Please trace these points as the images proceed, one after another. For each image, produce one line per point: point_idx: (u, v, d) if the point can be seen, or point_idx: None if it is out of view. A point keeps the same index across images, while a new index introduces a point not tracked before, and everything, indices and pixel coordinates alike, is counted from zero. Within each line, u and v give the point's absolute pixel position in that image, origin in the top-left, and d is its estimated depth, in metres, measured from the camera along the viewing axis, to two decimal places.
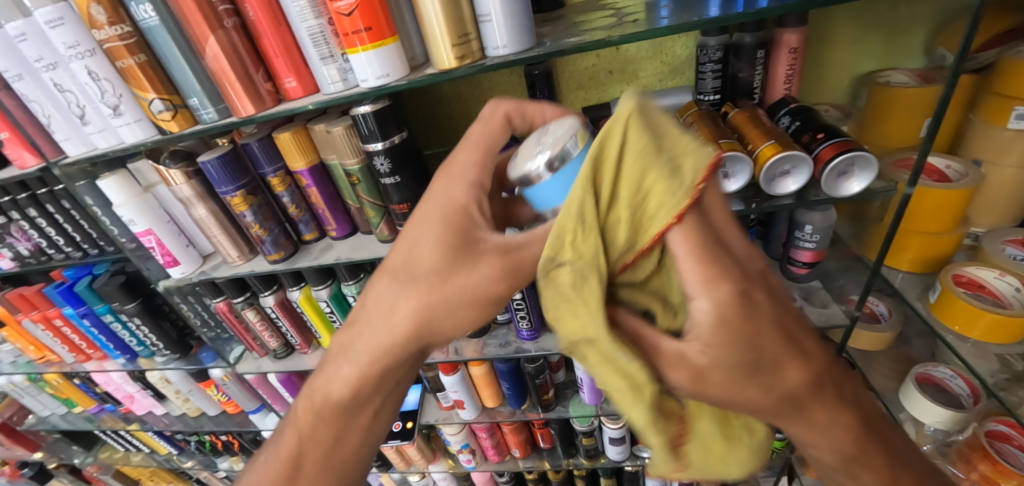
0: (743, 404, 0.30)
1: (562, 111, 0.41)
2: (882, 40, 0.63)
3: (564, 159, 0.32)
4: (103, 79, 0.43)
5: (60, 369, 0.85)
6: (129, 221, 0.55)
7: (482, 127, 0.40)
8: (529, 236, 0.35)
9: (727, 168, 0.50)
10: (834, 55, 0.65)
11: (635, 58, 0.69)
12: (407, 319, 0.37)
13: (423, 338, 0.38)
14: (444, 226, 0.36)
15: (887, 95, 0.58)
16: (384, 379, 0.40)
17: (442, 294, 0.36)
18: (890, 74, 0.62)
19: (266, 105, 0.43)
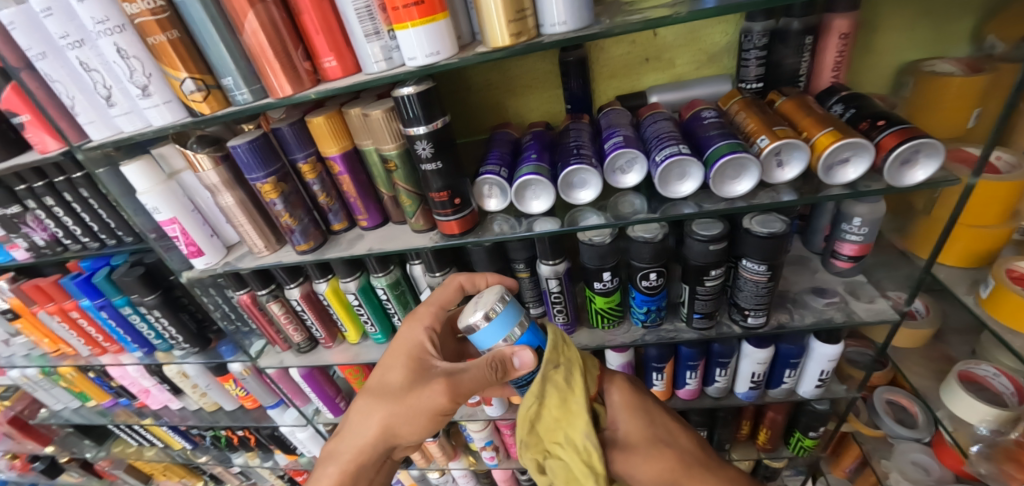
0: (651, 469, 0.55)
1: (503, 279, 0.55)
2: (930, 27, 0.60)
3: (496, 313, 0.42)
4: (133, 57, 0.41)
5: (74, 363, 0.84)
6: (154, 209, 0.52)
7: (443, 291, 0.55)
8: (469, 363, 0.47)
9: (782, 157, 0.48)
10: (876, 43, 0.62)
11: (672, 46, 0.66)
12: (375, 426, 0.52)
13: (386, 438, 0.53)
14: (409, 359, 0.53)
15: (935, 84, 0.55)
16: (358, 476, 0.53)
17: (405, 404, 0.51)
18: (936, 62, 0.59)
19: (305, 85, 0.41)
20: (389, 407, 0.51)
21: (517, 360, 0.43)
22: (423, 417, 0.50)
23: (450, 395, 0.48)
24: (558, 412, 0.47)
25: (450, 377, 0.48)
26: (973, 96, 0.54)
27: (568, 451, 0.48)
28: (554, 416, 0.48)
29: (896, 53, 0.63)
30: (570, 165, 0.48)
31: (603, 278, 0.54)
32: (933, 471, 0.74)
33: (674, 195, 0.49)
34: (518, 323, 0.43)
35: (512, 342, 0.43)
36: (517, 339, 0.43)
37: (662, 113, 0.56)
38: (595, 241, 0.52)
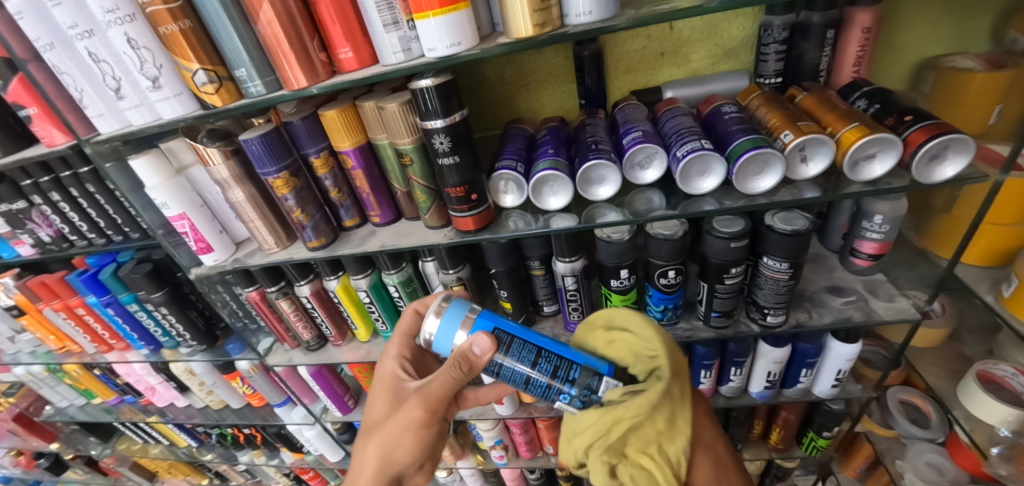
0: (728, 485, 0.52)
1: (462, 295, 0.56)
2: (952, 22, 0.59)
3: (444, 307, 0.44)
4: (144, 48, 0.40)
5: (80, 360, 0.83)
6: (162, 205, 0.51)
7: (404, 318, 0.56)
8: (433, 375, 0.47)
9: (806, 152, 0.47)
10: (894, 38, 0.61)
11: (688, 40, 0.64)
12: (372, 459, 0.52)
13: (385, 471, 0.52)
14: (387, 391, 0.53)
15: (956, 79, 0.54)
16: None
17: (387, 430, 0.51)
18: (956, 58, 0.58)
19: (320, 77, 0.40)
20: (377, 438, 0.51)
21: (476, 349, 0.42)
22: (407, 436, 0.50)
23: (425, 408, 0.49)
24: (662, 425, 0.42)
25: (421, 392, 0.49)
26: (996, 92, 0.52)
27: (657, 465, 0.42)
28: (657, 428, 0.42)
29: (916, 48, 0.62)
30: (589, 160, 0.47)
31: (619, 276, 0.53)
32: (947, 472, 0.73)
33: (694, 192, 0.48)
34: (469, 310, 0.44)
35: (467, 331, 0.43)
36: (471, 329, 0.43)
37: (680, 108, 0.55)
38: (613, 238, 0.51)
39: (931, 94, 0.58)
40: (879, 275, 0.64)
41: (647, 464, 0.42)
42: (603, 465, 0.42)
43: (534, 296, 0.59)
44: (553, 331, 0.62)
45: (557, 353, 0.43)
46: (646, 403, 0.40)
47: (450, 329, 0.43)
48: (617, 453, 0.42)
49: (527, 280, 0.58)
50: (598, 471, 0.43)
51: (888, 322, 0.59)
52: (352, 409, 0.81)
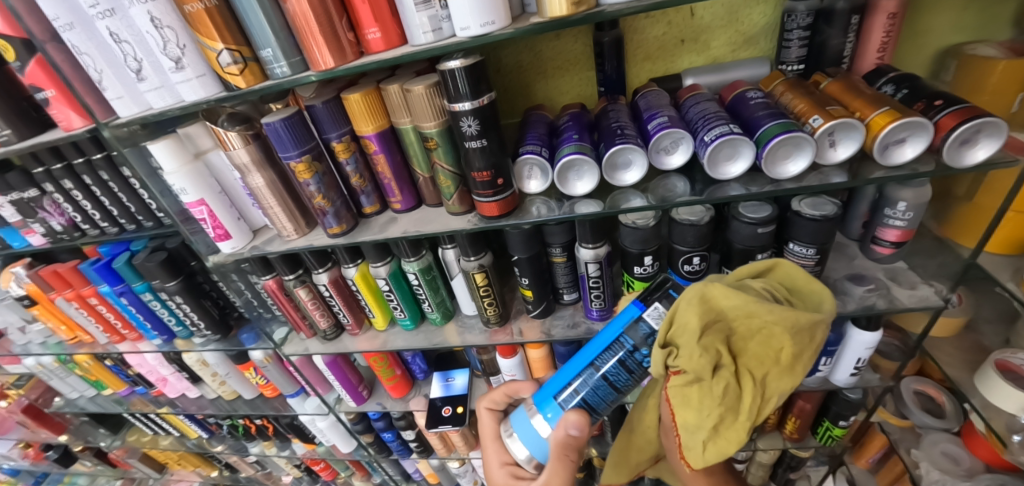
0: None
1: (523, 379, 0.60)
2: (974, 10, 0.59)
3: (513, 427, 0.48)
4: (167, 27, 0.39)
5: (91, 351, 0.83)
6: (181, 191, 0.51)
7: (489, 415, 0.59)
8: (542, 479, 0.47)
9: (835, 137, 0.47)
10: (915, 27, 0.61)
11: (709, 27, 0.64)
12: None
13: None
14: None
15: (980, 66, 0.53)
16: None
17: None
18: (980, 45, 0.57)
19: (347, 58, 0.39)
20: None
21: (574, 430, 0.43)
22: None
23: None
24: (781, 359, 0.39)
25: None
26: (1021, 79, 0.51)
27: (747, 392, 0.40)
28: (776, 357, 0.39)
29: (937, 36, 0.61)
30: (616, 144, 0.46)
31: (644, 263, 0.53)
32: (963, 461, 0.73)
33: (722, 177, 0.48)
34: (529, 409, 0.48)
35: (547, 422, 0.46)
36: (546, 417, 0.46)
37: (704, 94, 0.55)
38: (639, 224, 0.51)
39: (952, 81, 0.58)
40: (901, 263, 0.63)
41: (738, 382, 0.40)
42: (705, 353, 0.39)
43: (554, 284, 0.59)
44: (573, 319, 0.61)
45: (602, 352, 0.45)
46: (785, 327, 0.37)
47: (531, 429, 0.46)
48: (719, 353, 0.39)
49: (548, 268, 0.58)
50: (689, 362, 0.39)
51: (911, 309, 0.59)
52: (366, 399, 0.81)
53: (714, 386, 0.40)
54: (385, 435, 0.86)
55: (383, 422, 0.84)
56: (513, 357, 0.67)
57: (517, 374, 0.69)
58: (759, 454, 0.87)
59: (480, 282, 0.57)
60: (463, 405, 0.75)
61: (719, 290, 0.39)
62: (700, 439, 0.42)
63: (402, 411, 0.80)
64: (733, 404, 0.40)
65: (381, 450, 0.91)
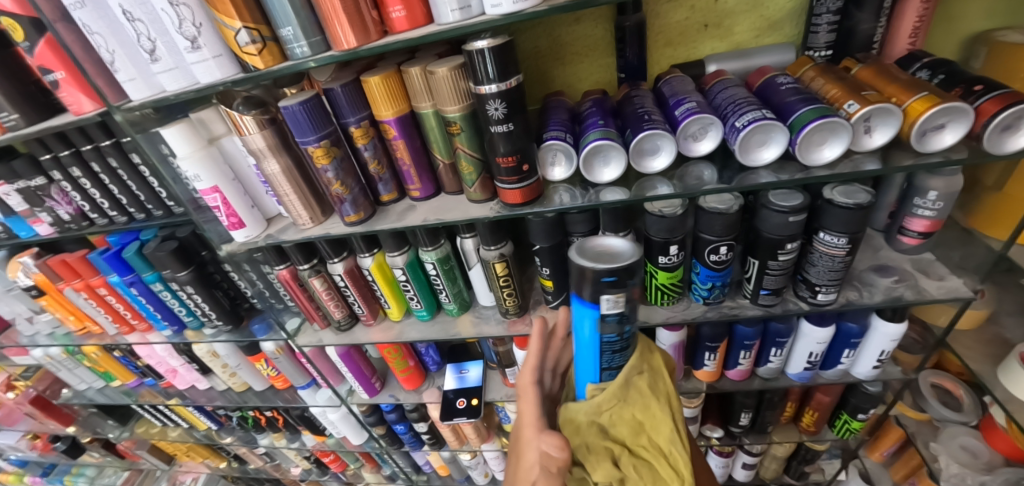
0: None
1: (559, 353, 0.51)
2: None
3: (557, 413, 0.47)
4: (182, 4, 0.38)
5: (100, 342, 0.82)
6: (194, 177, 0.49)
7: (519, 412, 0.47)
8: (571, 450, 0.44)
9: (871, 123, 0.45)
10: (947, 11, 0.59)
11: (733, 11, 0.62)
12: None
13: None
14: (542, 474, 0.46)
15: (1016, 50, 0.51)
16: None
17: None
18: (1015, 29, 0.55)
19: (371, 37, 0.38)
20: None
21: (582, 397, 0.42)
22: None
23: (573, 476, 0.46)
24: (642, 423, 0.44)
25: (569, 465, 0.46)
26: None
27: (660, 463, 0.43)
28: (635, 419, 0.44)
29: (967, 22, 0.59)
30: (643, 130, 0.44)
31: (669, 252, 0.51)
32: (982, 456, 0.72)
33: (753, 164, 0.46)
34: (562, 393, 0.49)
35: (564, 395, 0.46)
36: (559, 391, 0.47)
37: (731, 80, 0.53)
38: (666, 213, 0.49)
39: (983, 68, 0.56)
40: (928, 254, 0.62)
41: (647, 458, 0.44)
42: (603, 456, 0.44)
43: None
44: None
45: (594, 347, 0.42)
46: (621, 396, 0.43)
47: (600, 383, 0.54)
48: (612, 448, 0.44)
49: (569, 257, 0.56)
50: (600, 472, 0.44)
51: (939, 301, 0.57)
52: (379, 391, 0.80)
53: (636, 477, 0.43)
54: (397, 427, 0.85)
55: (395, 414, 0.83)
56: None
57: None
58: (774, 447, 0.86)
59: (500, 272, 0.55)
60: (478, 397, 0.74)
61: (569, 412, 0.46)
62: None
63: (415, 403, 0.79)
64: (661, 481, 0.43)
65: (393, 442, 0.90)
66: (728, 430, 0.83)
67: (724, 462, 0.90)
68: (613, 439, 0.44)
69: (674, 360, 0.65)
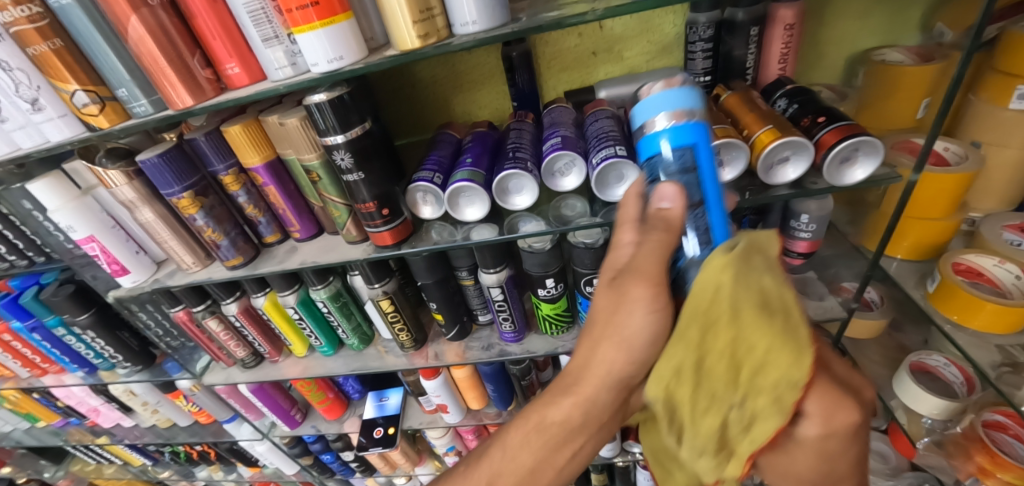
0: (718, 401, 0.31)
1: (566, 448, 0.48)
2: (885, 15, 0.58)
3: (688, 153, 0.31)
4: (16, 69, 0.38)
5: (15, 385, 0.80)
6: (68, 228, 0.49)
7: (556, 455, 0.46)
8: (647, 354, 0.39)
9: (722, 157, 0.46)
10: (832, 30, 0.60)
11: (622, 37, 0.63)
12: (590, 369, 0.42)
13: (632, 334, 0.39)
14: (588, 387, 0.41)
15: (892, 76, 0.52)
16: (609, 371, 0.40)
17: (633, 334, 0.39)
18: (887, 52, 0.57)
19: (206, 95, 0.39)
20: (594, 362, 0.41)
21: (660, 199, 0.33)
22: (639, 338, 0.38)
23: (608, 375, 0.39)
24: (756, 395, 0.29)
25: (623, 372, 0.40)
26: (922, 87, 0.51)
27: (727, 428, 0.31)
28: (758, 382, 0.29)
29: (848, 43, 0.61)
30: (504, 170, 0.45)
31: (546, 285, 0.53)
32: (890, 460, 0.76)
33: (613, 200, 0.47)
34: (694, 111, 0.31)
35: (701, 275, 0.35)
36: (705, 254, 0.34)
37: (605, 111, 0.54)
38: (536, 247, 0.50)
39: (862, 90, 0.57)
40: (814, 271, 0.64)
41: (713, 413, 0.31)
42: (697, 352, 0.31)
43: (466, 305, 0.59)
44: (489, 340, 0.62)
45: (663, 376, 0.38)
46: (704, 361, 0.31)
47: (660, 103, 0.31)
48: (706, 367, 0.31)
49: (458, 290, 0.57)
50: (690, 355, 0.31)
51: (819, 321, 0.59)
52: (300, 422, 0.80)
53: (701, 408, 0.31)
54: (325, 456, 0.87)
55: (320, 444, 0.84)
56: (436, 378, 0.66)
57: (443, 395, 0.69)
58: None
59: (387, 308, 0.56)
60: (396, 425, 0.74)
61: (686, 313, 0.31)
62: (712, 438, 0.31)
63: (337, 433, 0.79)
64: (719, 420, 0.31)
65: (324, 471, 0.91)
66: None
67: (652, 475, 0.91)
68: (715, 414, 0.31)
69: None
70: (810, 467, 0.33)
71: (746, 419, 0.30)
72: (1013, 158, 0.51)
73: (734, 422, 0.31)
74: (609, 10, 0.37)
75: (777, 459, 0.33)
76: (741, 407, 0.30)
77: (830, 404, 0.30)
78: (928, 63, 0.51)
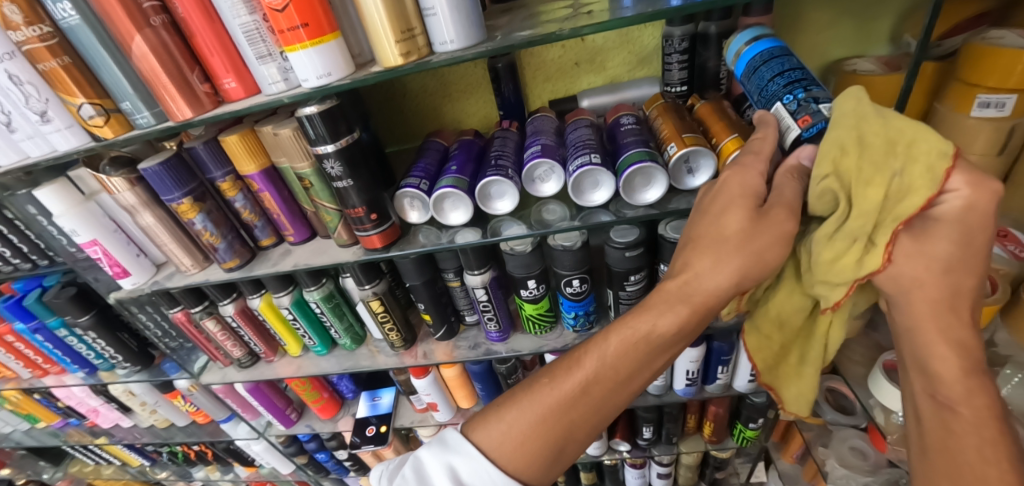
0: (862, 180, 0.32)
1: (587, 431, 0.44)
2: (854, 21, 0.59)
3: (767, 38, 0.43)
4: (26, 83, 0.40)
5: (16, 385, 0.82)
6: (72, 232, 0.51)
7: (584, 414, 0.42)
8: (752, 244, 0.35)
9: (692, 163, 0.49)
10: (805, 41, 0.61)
11: (603, 48, 0.66)
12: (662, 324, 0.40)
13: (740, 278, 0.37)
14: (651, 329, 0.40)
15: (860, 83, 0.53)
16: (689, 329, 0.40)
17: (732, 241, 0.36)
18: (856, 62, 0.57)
19: (205, 107, 0.41)
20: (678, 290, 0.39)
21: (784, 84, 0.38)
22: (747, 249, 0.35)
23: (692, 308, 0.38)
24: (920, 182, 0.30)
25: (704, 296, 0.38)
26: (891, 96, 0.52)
27: (856, 229, 0.33)
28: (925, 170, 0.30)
29: (823, 51, 0.62)
30: (486, 176, 0.48)
31: (528, 286, 0.55)
32: (869, 456, 0.78)
33: (589, 204, 0.50)
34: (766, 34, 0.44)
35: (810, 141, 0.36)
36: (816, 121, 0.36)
37: (584, 120, 0.56)
38: (518, 250, 0.53)
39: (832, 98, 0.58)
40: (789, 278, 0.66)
41: (856, 215, 0.33)
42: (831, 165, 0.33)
43: (453, 305, 0.61)
44: (476, 339, 0.65)
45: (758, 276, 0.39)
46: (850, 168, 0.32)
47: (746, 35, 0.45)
48: (843, 176, 0.32)
49: (446, 291, 0.60)
50: (836, 167, 0.33)
51: None
52: (295, 422, 0.83)
53: (838, 220, 0.34)
54: (319, 455, 0.89)
55: (315, 443, 0.87)
56: (426, 377, 0.68)
57: (433, 393, 0.71)
58: (684, 457, 0.90)
59: (378, 309, 0.59)
60: (388, 423, 0.76)
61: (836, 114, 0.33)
62: (856, 238, 0.33)
63: (331, 432, 0.82)
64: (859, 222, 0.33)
65: (319, 470, 0.93)
66: (636, 443, 0.87)
67: (640, 473, 0.93)
68: (877, 184, 0.31)
69: None
70: (949, 249, 0.32)
71: (902, 191, 0.31)
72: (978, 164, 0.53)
73: (895, 195, 0.31)
74: (576, 28, 0.40)
75: (913, 245, 0.33)
76: (903, 175, 0.30)
77: (981, 187, 0.29)
78: (895, 73, 0.52)
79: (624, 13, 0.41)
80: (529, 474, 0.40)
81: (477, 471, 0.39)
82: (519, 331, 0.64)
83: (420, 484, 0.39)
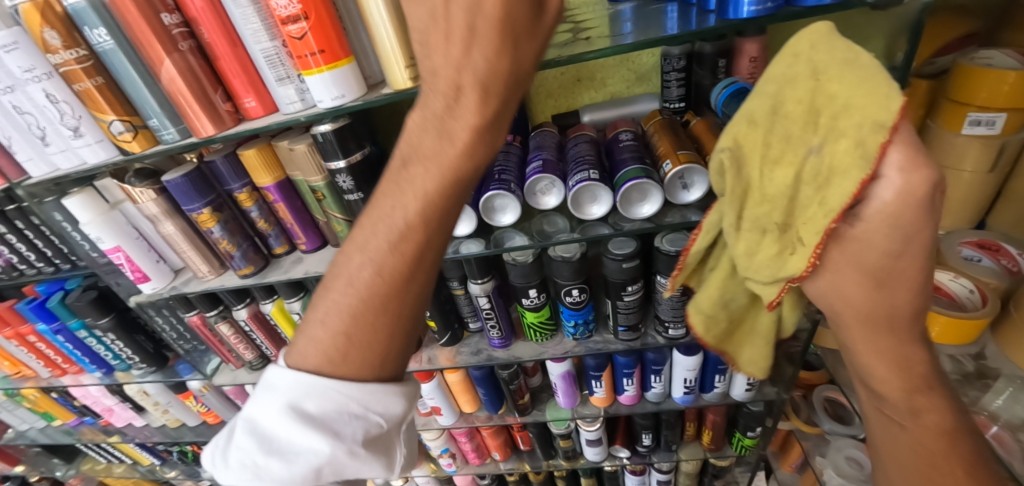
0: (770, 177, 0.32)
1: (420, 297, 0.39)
2: None
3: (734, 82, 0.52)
4: (62, 101, 0.43)
5: (35, 384, 0.84)
6: (97, 239, 0.54)
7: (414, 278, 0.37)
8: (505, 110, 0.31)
9: (687, 179, 0.50)
10: None
11: (603, 66, 0.68)
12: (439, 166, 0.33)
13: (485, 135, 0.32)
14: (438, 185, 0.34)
15: None
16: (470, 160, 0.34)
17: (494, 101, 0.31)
18: None
19: (226, 124, 0.44)
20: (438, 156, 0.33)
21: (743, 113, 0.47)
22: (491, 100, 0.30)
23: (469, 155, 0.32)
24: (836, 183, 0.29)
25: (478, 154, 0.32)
26: None
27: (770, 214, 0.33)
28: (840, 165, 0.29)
29: None
30: (490, 190, 0.50)
31: (529, 294, 0.58)
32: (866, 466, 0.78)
33: (588, 216, 0.52)
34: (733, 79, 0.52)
35: None
36: None
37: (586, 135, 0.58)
38: (520, 260, 0.55)
39: None
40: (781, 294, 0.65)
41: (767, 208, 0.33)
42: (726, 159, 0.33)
43: (458, 313, 0.64)
44: (478, 346, 0.67)
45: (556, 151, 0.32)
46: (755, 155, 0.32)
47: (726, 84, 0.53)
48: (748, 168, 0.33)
49: (451, 299, 0.63)
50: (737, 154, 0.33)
51: None
52: None
53: (748, 213, 0.34)
54: None
55: None
56: (431, 381, 0.71)
57: (437, 397, 0.73)
58: (683, 464, 0.91)
59: None
60: None
61: (765, 77, 0.32)
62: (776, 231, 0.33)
63: None
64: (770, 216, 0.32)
65: None
66: (635, 449, 0.89)
67: (639, 479, 0.95)
68: (785, 169, 0.31)
69: (563, 389, 0.71)
70: (882, 259, 0.30)
71: (822, 171, 0.30)
72: (970, 180, 0.54)
73: (807, 178, 0.31)
74: (575, 55, 0.43)
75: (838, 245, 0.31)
76: (818, 153, 0.30)
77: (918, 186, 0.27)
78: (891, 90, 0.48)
79: (626, 40, 0.43)
80: (387, 369, 0.38)
81: (320, 398, 0.36)
82: (521, 338, 0.66)
83: (265, 444, 0.36)
